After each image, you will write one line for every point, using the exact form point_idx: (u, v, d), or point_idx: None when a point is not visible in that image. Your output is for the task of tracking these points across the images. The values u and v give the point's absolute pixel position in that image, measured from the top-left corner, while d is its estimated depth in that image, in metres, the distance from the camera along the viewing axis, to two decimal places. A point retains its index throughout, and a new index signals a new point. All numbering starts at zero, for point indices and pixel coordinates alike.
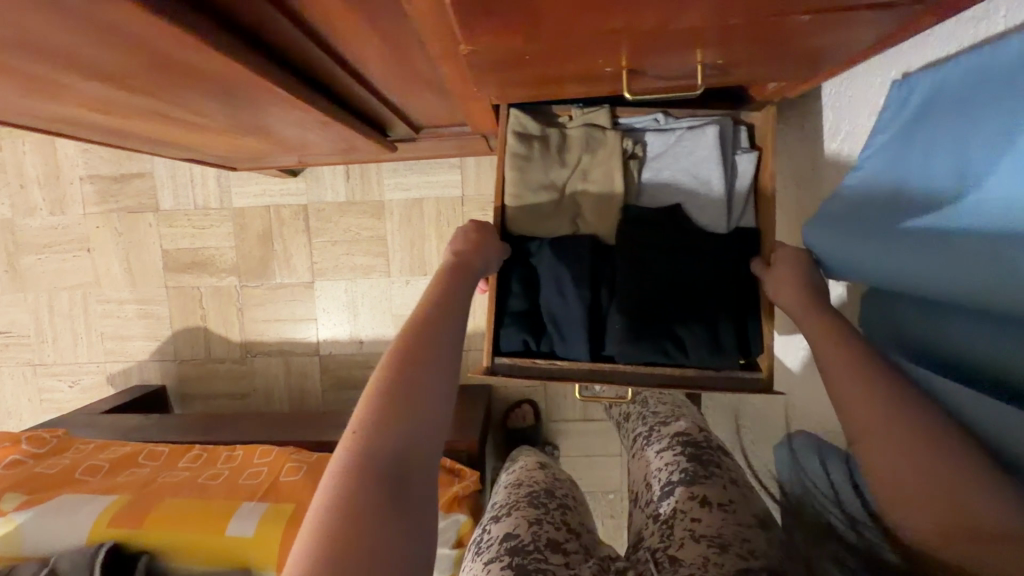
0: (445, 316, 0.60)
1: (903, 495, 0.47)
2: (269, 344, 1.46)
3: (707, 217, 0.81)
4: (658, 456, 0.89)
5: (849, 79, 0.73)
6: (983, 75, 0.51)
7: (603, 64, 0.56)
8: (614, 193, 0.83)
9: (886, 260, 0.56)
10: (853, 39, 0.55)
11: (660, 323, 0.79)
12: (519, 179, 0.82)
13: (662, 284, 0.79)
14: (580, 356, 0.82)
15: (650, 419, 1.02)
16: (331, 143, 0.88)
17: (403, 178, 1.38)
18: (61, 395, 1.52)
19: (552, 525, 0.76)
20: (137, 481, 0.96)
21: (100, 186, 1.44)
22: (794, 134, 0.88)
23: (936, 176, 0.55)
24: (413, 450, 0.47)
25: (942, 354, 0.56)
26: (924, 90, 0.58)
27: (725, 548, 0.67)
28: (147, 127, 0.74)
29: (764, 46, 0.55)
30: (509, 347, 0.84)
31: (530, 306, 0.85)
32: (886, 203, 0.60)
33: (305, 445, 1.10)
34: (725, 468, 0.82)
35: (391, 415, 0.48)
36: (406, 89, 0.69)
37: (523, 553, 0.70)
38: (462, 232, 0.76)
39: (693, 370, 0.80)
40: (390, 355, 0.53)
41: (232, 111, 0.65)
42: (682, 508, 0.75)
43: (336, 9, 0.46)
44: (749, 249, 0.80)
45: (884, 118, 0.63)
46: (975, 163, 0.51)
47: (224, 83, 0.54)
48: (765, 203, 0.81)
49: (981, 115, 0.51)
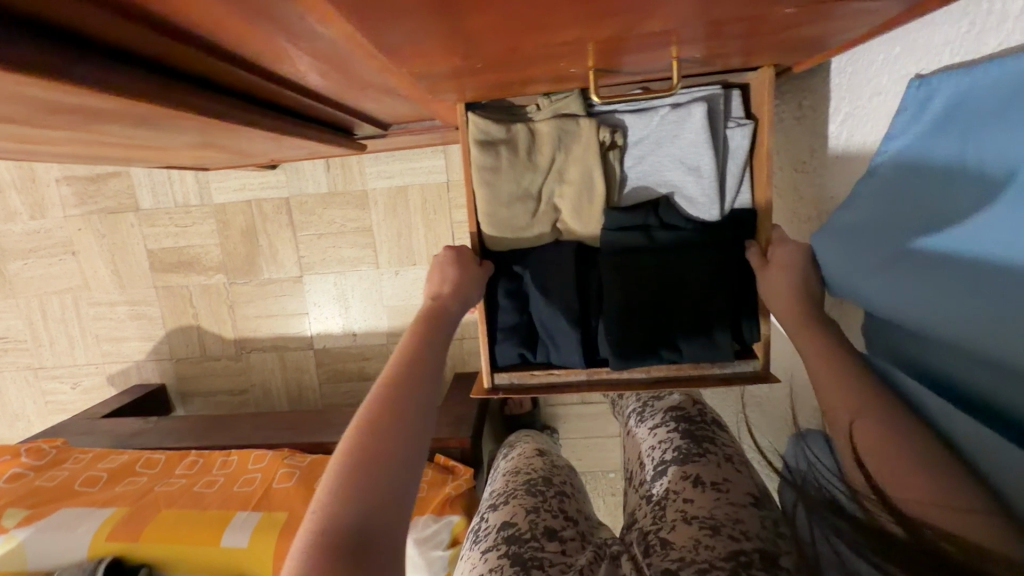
0: (419, 365, 0.57)
1: (902, 480, 0.42)
2: (263, 339, 1.45)
3: (699, 209, 0.75)
4: (651, 434, 0.84)
5: (852, 56, 0.66)
6: (1013, 89, 0.41)
7: (569, 66, 0.51)
8: (597, 187, 0.76)
9: (907, 291, 0.48)
10: (843, 27, 0.50)
11: (653, 328, 0.77)
12: (492, 192, 0.77)
13: (650, 291, 0.77)
14: (574, 364, 0.81)
15: (643, 393, 0.97)
16: (296, 148, 0.84)
17: (386, 166, 1.32)
18: (64, 397, 1.54)
19: (549, 513, 0.72)
20: (134, 492, 0.97)
21: (77, 187, 1.40)
22: (792, 115, 0.82)
23: (952, 200, 0.46)
24: (381, 513, 0.44)
25: (927, 370, 0.50)
26: (945, 96, 0.48)
27: (718, 530, 0.60)
28: (94, 147, 0.71)
29: (740, 39, 0.50)
30: (503, 360, 0.84)
31: (522, 317, 0.83)
32: (899, 222, 0.51)
33: (299, 446, 1.11)
34: (720, 443, 0.76)
35: (361, 475, 0.46)
36: (363, 94, 0.65)
37: (520, 543, 0.66)
38: (441, 272, 0.75)
39: (689, 366, 0.79)
40: (360, 416, 0.51)
41: (176, 132, 0.61)
42: (674, 489, 0.69)
43: (257, 30, 0.42)
44: (743, 232, 0.76)
45: (900, 121, 0.53)
46: (991, 195, 0.42)
47: (153, 113, 0.50)
48: (758, 169, 0.74)
49: (1010, 132, 0.41)
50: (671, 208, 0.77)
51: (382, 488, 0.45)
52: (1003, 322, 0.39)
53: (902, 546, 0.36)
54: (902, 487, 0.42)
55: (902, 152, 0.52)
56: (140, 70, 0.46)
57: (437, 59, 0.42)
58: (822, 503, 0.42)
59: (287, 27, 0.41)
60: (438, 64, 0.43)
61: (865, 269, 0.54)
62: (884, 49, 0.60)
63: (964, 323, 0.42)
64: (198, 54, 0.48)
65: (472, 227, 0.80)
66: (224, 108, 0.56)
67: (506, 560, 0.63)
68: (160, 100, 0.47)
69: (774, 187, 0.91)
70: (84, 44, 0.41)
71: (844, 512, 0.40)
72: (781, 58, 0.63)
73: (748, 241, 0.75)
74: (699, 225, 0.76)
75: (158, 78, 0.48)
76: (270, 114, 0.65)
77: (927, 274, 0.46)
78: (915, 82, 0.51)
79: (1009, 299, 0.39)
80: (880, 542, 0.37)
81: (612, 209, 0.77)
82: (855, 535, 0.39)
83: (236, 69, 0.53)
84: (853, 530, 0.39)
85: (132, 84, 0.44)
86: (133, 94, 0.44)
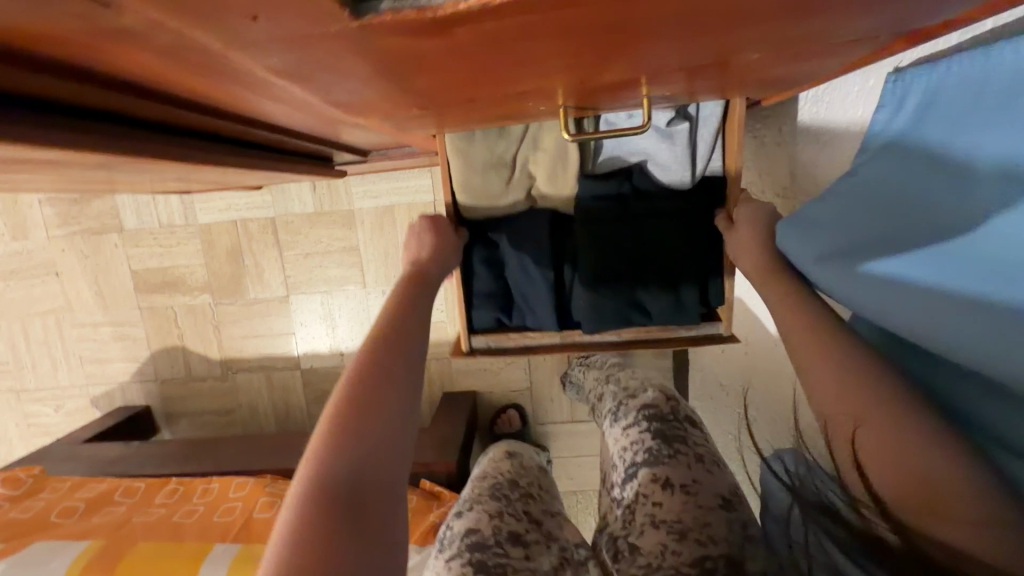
0: (405, 333, 0.57)
1: (904, 488, 0.39)
2: (249, 359, 1.44)
3: (670, 175, 0.75)
4: (623, 434, 0.80)
5: (829, 85, 0.66)
6: (991, 80, 0.42)
7: (536, 106, 0.51)
8: (570, 156, 0.76)
9: (868, 286, 0.46)
10: (809, 68, 0.50)
11: (626, 290, 0.79)
12: (466, 163, 0.76)
13: (625, 258, 0.77)
14: (547, 327, 0.84)
15: (618, 392, 0.94)
16: (270, 177, 0.84)
17: (372, 185, 1.32)
18: (46, 420, 1.52)
19: (514, 517, 0.69)
20: (111, 523, 0.96)
21: (60, 209, 1.39)
22: (773, 140, 0.81)
23: (931, 184, 0.45)
24: (370, 472, 0.43)
25: None
26: (922, 91, 0.49)
27: (684, 534, 0.59)
28: (64, 182, 0.70)
29: (707, 79, 0.50)
30: (479, 323, 0.86)
31: (498, 284, 0.84)
32: (869, 213, 0.49)
33: (282, 472, 1.10)
34: (692, 443, 0.72)
35: (355, 435, 0.45)
36: (335, 128, 0.64)
37: (483, 549, 0.63)
38: (418, 239, 0.74)
39: (659, 330, 0.82)
40: (344, 381, 0.50)
41: (143, 169, 0.61)
42: (644, 492, 0.66)
43: (210, 82, 0.42)
44: (714, 201, 0.76)
45: (878, 121, 0.53)
46: (979, 176, 0.41)
47: (112, 159, 0.50)
48: (730, 134, 0.72)
49: (989, 117, 0.42)
50: (644, 176, 0.76)
51: (372, 448, 0.45)
52: (978, 322, 0.37)
53: (894, 551, 0.36)
54: (874, 470, 0.41)
55: (878, 149, 0.52)
56: (86, 121, 0.45)
57: (400, 104, 0.41)
58: (817, 507, 0.41)
59: (242, 79, 0.41)
60: (396, 110, 0.43)
61: (828, 258, 0.50)
62: (864, 78, 0.60)
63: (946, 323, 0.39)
64: (154, 104, 0.48)
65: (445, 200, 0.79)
66: (185, 150, 0.56)
67: (470, 568, 0.61)
68: (115, 150, 0.47)
69: None
70: (30, 103, 0.41)
71: (838, 517, 0.39)
72: (756, 91, 0.63)
73: (718, 209, 0.75)
74: (673, 192, 0.76)
75: (111, 126, 0.48)
76: (237, 150, 0.65)
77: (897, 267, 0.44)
78: (891, 78, 0.53)
79: (991, 295, 0.37)
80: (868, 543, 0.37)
81: (586, 177, 0.76)
82: (851, 543, 0.38)
83: (196, 113, 0.52)
84: (848, 536, 0.38)
85: (82, 140, 0.43)
86: (84, 147, 0.44)
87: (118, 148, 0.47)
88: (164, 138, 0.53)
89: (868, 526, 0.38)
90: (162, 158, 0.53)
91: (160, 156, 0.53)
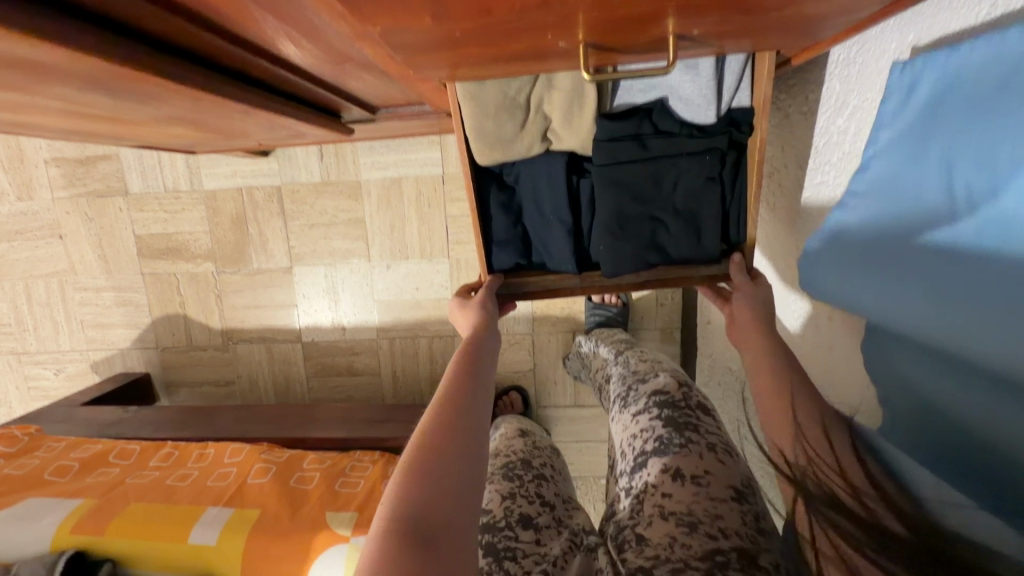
0: (472, 356, 0.57)
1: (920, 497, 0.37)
2: (250, 331, 1.42)
3: (693, 111, 0.68)
4: (632, 421, 0.75)
5: (860, 43, 0.60)
6: (1002, 73, 0.39)
7: (554, 39, 0.48)
8: (588, 93, 0.67)
9: (891, 303, 0.46)
10: (848, 5, 0.47)
11: (646, 223, 0.76)
12: (474, 105, 0.66)
13: (642, 203, 0.75)
14: (568, 270, 0.82)
15: (626, 376, 0.88)
16: (274, 128, 0.82)
17: (381, 156, 1.29)
18: (47, 383, 1.51)
19: (526, 499, 0.67)
20: (104, 483, 0.94)
21: (66, 169, 1.38)
22: (799, 110, 0.75)
23: (951, 180, 0.42)
24: (451, 483, 0.41)
25: (942, 414, 0.43)
26: (931, 82, 0.46)
27: (695, 527, 0.56)
28: (61, 115, 0.68)
29: (740, 14, 0.47)
30: (502, 267, 0.83)
31: (517, 229, 0.82)
32: (891, 228, 0.47)
33: (279, 442, 1.08)
34: (704, 430, 0.68)
35: (445, 447, 0.43)
36: (338, 64, 0.62)
37: (494, 532, 0.62)
38: (466, 318, 0.69)
39: (678, 267, 0.79)
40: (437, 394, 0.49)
41: (139, 98, 0.59)
42: (654, 482, 0.63)
43: None
44: (739, 134, 0.70)
45: (890, 109, 0.50)
46: (998, 160, 0.38)
47: (102, 72, 0.48)
48: (759, 62, 0.65)
49: (1003, 128, 0.38)
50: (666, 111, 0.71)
51: (457, 463, 0.43)
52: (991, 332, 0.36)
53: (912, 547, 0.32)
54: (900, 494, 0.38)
55: (891, 142, 0.50)
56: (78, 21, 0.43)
57: (407, 3, 0.38)
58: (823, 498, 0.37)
59: None
60: (403, 19, 0.40)
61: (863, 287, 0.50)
62: (896, 35, 0.54)
63: (961, 329, 0.39)
64: (147, 12, 0.45)
65: (462, 147, 0.73)
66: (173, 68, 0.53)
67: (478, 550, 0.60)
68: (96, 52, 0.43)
69: (766, 192, 0.87)
70: None
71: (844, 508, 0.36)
72: (787, 40, 0.59)
73: (743, 142, 0.71)
74: (693, 129, 0.71)
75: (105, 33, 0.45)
76: (238, 84, 0.62)
77: (913, 282, 0.43)
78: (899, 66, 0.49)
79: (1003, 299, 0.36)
80: (879, 540, 0.33)
81: (603, 117, 0.69)
82: (855, 530, 0.35)
83: (187, 25, 0.49)
84: (857, 528, 0.35)
85: (62, 34, 0.40)
86: (65, 45, 0.40)
87: (102, 52, 0.43)
88: (161, 57, 0.51)
89: (875, 517, 0.35)
90: (156, 78, 0.51)
91: (155, 75, 0.50)
